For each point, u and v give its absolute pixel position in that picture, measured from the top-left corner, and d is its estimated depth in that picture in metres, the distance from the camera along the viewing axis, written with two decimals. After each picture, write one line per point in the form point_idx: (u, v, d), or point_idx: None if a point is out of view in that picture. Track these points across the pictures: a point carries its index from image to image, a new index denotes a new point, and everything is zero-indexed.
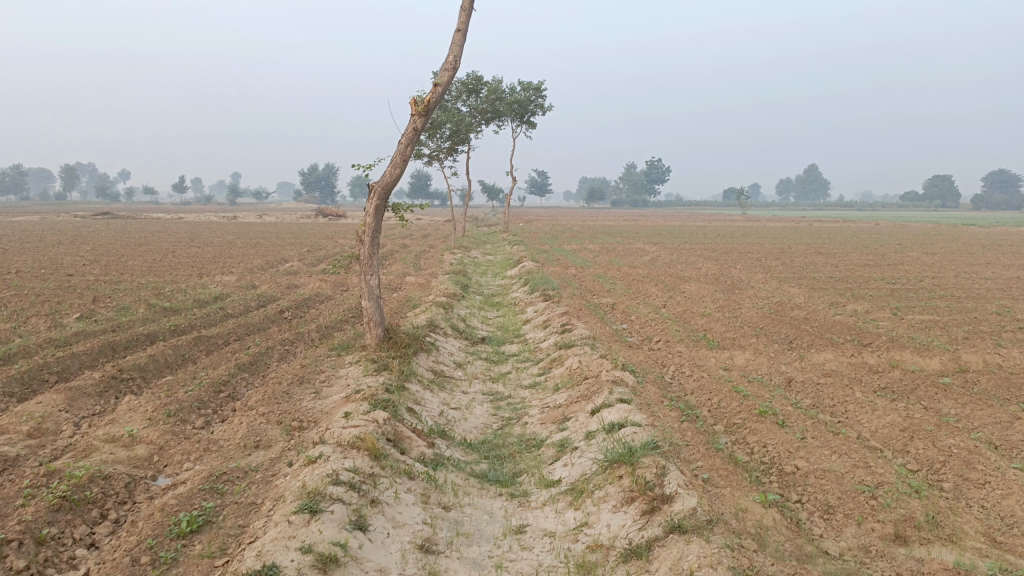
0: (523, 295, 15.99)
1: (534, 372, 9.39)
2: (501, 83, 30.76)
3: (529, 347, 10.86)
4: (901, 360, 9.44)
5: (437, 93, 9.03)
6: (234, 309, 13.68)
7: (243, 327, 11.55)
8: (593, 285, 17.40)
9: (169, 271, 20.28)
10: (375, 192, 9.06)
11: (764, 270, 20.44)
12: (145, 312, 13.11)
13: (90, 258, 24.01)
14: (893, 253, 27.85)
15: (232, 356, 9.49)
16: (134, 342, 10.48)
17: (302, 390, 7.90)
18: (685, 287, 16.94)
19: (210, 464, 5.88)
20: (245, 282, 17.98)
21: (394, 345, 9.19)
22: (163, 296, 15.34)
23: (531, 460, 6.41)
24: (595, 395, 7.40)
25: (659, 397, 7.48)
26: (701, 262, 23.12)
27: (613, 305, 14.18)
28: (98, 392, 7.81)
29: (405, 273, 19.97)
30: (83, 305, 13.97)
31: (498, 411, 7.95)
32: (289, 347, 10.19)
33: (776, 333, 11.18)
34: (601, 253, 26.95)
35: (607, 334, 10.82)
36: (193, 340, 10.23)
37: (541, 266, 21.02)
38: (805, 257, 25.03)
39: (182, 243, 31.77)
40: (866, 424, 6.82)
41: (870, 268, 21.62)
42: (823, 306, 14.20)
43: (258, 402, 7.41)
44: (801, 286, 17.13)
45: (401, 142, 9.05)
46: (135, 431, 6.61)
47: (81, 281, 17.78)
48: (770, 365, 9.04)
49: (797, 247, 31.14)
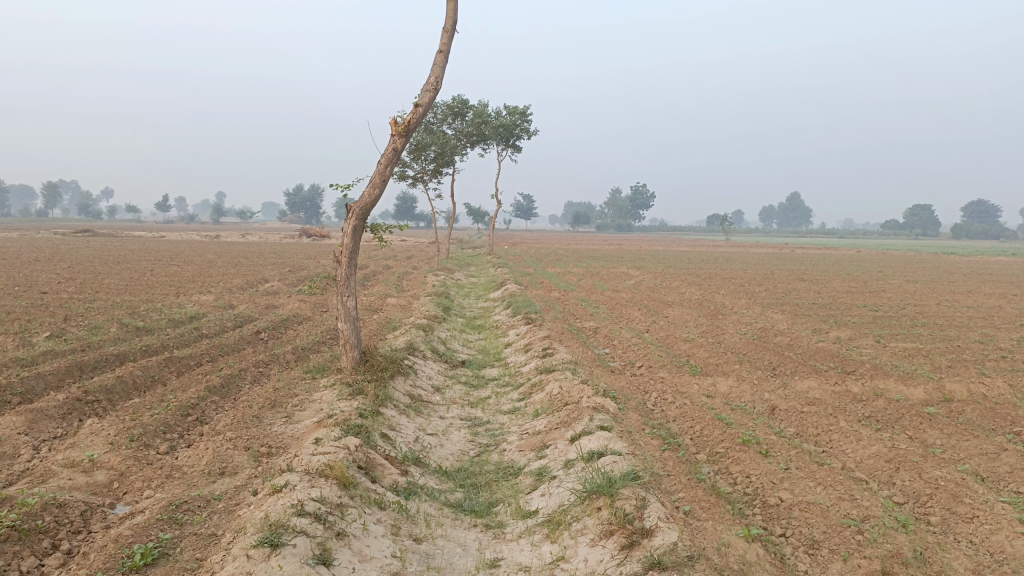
0: (505, 318, 15.81)
1: (514, 397, 9.19)
2: (486, 106, 30.80)
3: (510, 371, 10.67)
4: (885, 388, 9.33)
5: (418, 113, 8.90)
6: (210, 329, 13.41)
7: (217, 347, 11.28)
8: (576, 309, 17.26)
9: (146, 290, 19.94)
10: (354, 212, 8.89)
11: (747, 296, 20.40)
12: (117, 332, 12.81)
13: (66, 276, 23.60)
14: (876, 281, 27.93)
15: (203, 378, 9.23)
16: (104, 362, 10.19)
17: (274, 414, 7.66)
18: (668, 311, 16.84)
19: (172, 492, 5.63)
20: (223, 302, 17.70)
21: (370, 368, 8.97)
22: (138, 315, 15.03)
23: (508, 489, 6.20)
24: (575, 422, 7.22)
25: (640, 424, 7.31)
26: (685, 287, 23.07)
27: (596, 329, 14.03)
28: (61, 414, 7.52)
29: (386, 294, 19.75)
30: (54, 323, 13.65)
31: (476, 437, 7.74)
32: (263, 369, 9.95)
33: (759, 359, 11.06)
34: (585, 277, 26.86)
35: (589, 358, 10.65)
36: (165, 361, 9.96)
37: (524, 289, 20.88)
38: (789, 284, 25.05)
39: (162, 261, 31.41)
40: (851, 454, 6.67)
41: (853, 295, 21.65)
42: (806, 332, 14.12)
43: (226, 426, 7.16)
44: (784, 312, 17.08)
45: (381, 162, 8.90)
46: (96, 456, 6.35)
47: (54, 299, 17.43)
48: (753, 392, 8.90)
49: (780, 273, 31.23)
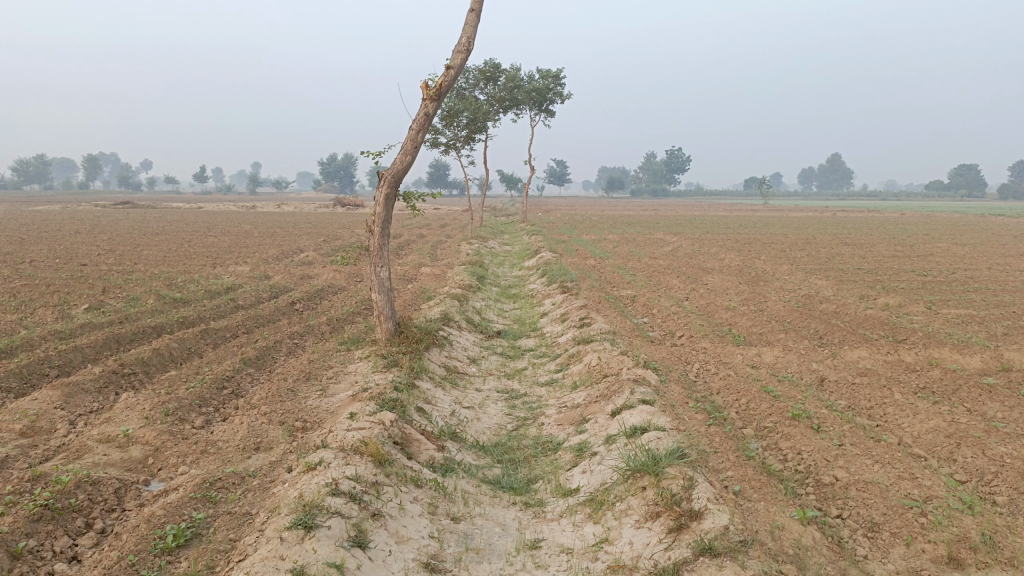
0: (540, 287, 15.56)
1: (551, 369, 8.98)
2: (519, 71, 30.25)
3: (546, 341, 10.45)
4: (940, 357, 8.93)
5: (450, 76, 8.61)
6: (245, 300, 13.39)
7: (252, 319, 11.24)
8: (613, 276, 16.94)
9: (183, 261, 20.04)
10: (385, 180, 8.68)
11: (789, 262, 19.86)
12: (154, 303, 12.84)
13: (105, 248, 23.87)
14: (923, 244, 27.05)
15: (238, 350, 9.16)
16: (141, 334, 10.20)
17: (308, 387, 7.55)
18: (708, 278, 16.44)
19: (206, 469, 5.54)
20: (258, 272, 17.72)
21: (405, 340, 8.82)
22: (174, 286, 15.09)
23: (547, 466, 6.01)
24: (615, 395, 6.98)
25: (683, 397, 7.05)
26: (723, 253, 22.57)
27: (633, 297, 13.74)
28: (97, 388, 7.50)
29: (420, 263, 19.61)
30: (93, 295, 13.74)
31: (513, 410, 7.55)
32: (298, 341, 9.86)
33: (805, 328, 10.68)
34: (621, 244, 26.45)
35: (628, 328, 10.38)
36: (200, 333, 9.92)
37: (560, 257, 20.59)
38: (831, 248, 24.37)
39: (199, 233, 31.63)
40: (908, 430, 6.34)
41: (900, 259, 20.97)
42: (852, 299, 13.66)
43: (261, 400, 7.07)
44: (828, 278, 16.56)
45: (412, 128, 8.65)
46: (131, 431, 6.29)
47: (93, 271, 17.59)
48: (800, 363, 8.56)
49: (822, 237, 30.44)
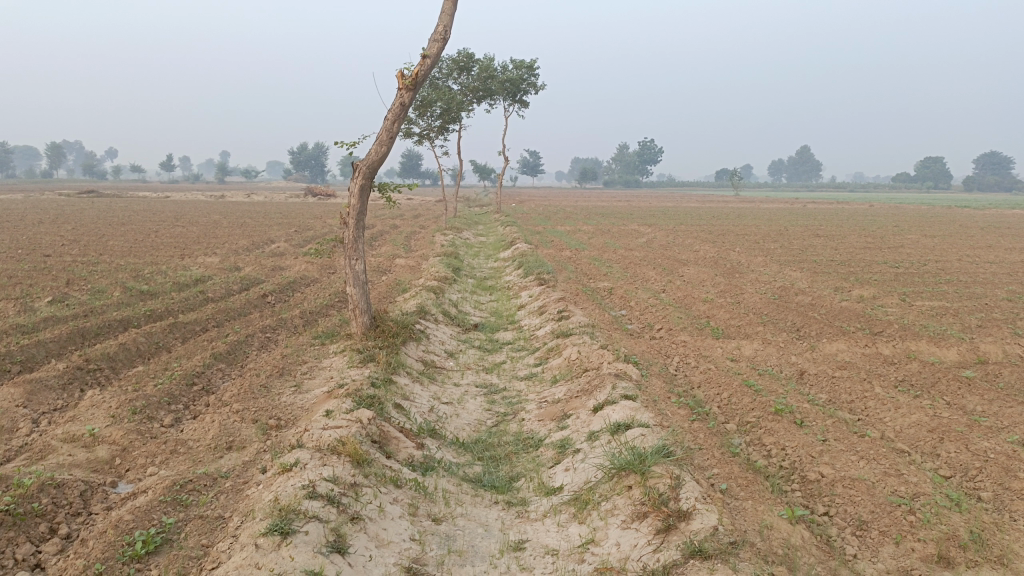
0: (516, 278, 15.43)
1: (530, 363, 8.86)
2: (493, 61, 30.01)
3: (524, 334, 10.33)
4: (917, 350, 8.96)
5: (426, 65, 8.41)
6: (215, 293, 13.08)
7: (223, 312, 10.96)
8: (589, 268, 16.86)
9: (151, 252, 19.58)
10: (360, 171, 8.47)
11: (764, 253, 19.94)
12: (120, 296, 12.49)
13: (69, 238, 23.28)
14: (893, 236, 27.38)
15: (208, 344, 8.90)
16: (107, 328, 9.89)
17: (282, 383, 7.35)
18: (684, 270, 16.43)
19: (176, 470, 5.33)
20: (229, 264, 17.36)
21: (381, 334, 8.63)
22: (142, 278, 14.71)
23: (529, 463, 5.89)
24: (597, 390, 6.88)
25: (665, 392, 6.97)
26: (698, 245, 22.61)
27: (610, 289, 13.67)
28: (61, 385, 7.22)
29: (394, 255, 19.37)
30: (56, 288, 13.33)
31: (492, 406, 7.42)
32: (270, 335, 9.63)
33: (782, 321, 10.68)
34: (596, 235, 26.43)
35: (606, 321, 10.29)
36: (169, 327, 9.64)
37: (535, 249, 20.47)
38: (804, 240, 24.54)
39: (166, 223, 31.00)
40: (890, 424, 6.33)
41: (872, 251, 21.16)
42: (827, 291, 13.72)
43: (233, 397, 6.85)
44: (803, 270, 16.63)
45: (388, 118, 8.44)
46: (97, 430, 6.06)
47: (56, 262, 17.10)
48: (781, 356, 8.53)
49: (795, 228, 30.67)
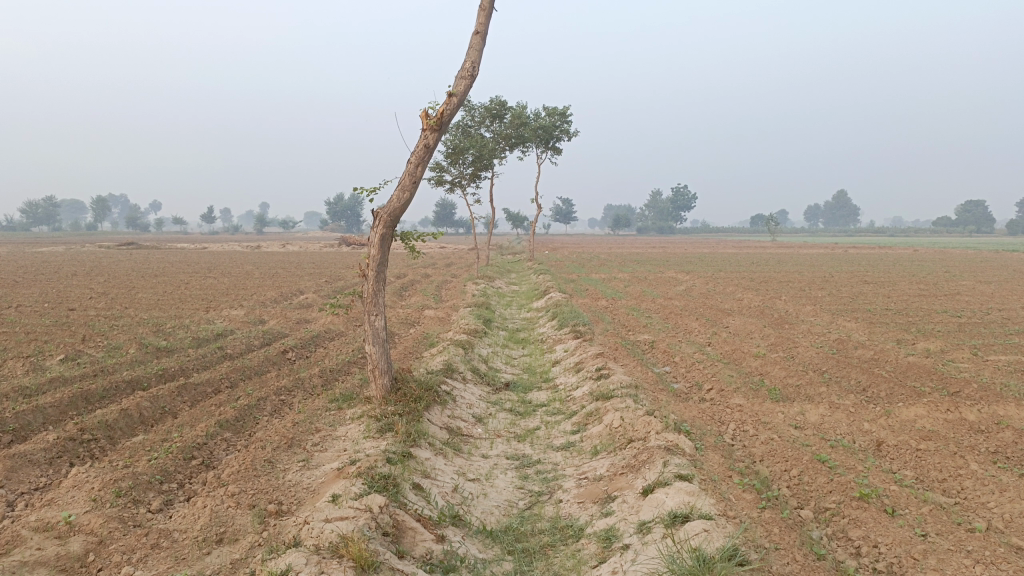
0: (551, 330, 14.60)
1: (567, 430, 7.96)
2: (525, 108, 29.67)
3: (560, 395, 9.46)
4: (1007, 414, 7.89)
5: (452, 104, 7.76)
6: (235, 348, 12.45)
7: (238, 370, 10.27)
8: (628, 319, 15.97)
9: (176, 305, 19.15)
10: (381, 219, 7.77)
11: (812, 302, 18.86)
12: (135, 353, 11.90)
13: (99, 291, 23.06)
14: (947, 282, 26.05)
15: (216, 409, 8.17)
16: (113, 390, 9.25)
17: (290, 456, 6.56)
18: (729, 321, 15.46)
19: (154, 571, 4.53)
20: (253, 317, 16.79)
21: (402, 398, 7.82)
22: (162, 334, 14.16)
23: (568, 560, 4.97)
24: (646, 468, 5.97)
25: (725, 469, 6.04)
26: (741, 292, 21.61)
27: (652, 342, 12.79)
28: (48, 459, 6.51)
29: (423, 306, 18.66)
30: (72, 344, 12.81)
31: (526, 482, 6.52)
32: (285, 397, 8.89)
33: (846, 379, 9.66)
34: (633, 283, 25.54)
35: (650, 380, 9.37)
36: (177, 389, 8.96)
37: (570, 298, 19.67)
38: (853, 287, 23.38)
39: (198, 274, 30.85)
40: (997, 511, 5.32)
41: (928, 299, 19.94)
42: (889, 344, 12.63)
43: (232, 475, 6.08)
44: (858, 320, 15.56)
45: (410, 162, 7.78)
46: (74, 517, 5.30)
47: (79, 316, 16.71)
48: (851, 424, 7.54)
49: (841, 275, 29.45)
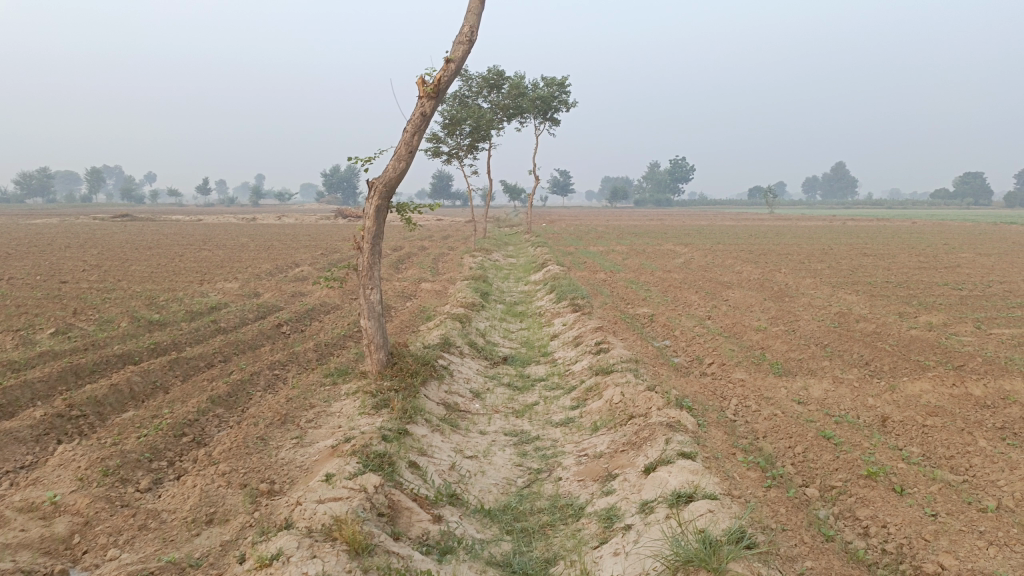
0: (549, 303, 14.44)
1: (566, 405, 7.82)
2: (523, 78, 29.25)
3: (559, 369, 9.32)
4: (1013, 389, 7.76)
5: (449, 71, 7.51)
6: (228, 322, 12.29)
7: (231, 344, 10.10)
8: (627, 292, 15.81)
9: (170, 277, 18.94)
10: (376, 190, 7.55)
11: (812, 275, 18.71)
12: (127, 326, 11.72)
13: (92, 263, 22.83)
14: (946, 254, 25.90)
15: (208, 385, 8.00)
16: (104, 365, 9.09)
17: (283, 433, 6.40)
18: (729, 294, 15.31)
19: (141, 553, 4.39)
20: (247, 290, 16.60)
21: (398, 373, 7.66)
22: (154, 307, 13.97)
23: (568, 540, 4.84)
24: (647, 446, 5.83)
25: (729, 446, 5.90)
26: (740, 265, 21.45)
27: (651, 315, 12.64)
28: (35, 436, 6.35)
29: (420, 279, 18.48)
30: (63, 317, 12.62)
31: (525, 459, 6.38)
32: (279, 372, 8.73)
33: (848, 353, 9.53)
34: (631, 255, 25.36)
35: (651, 355, 9.23)
36: (168, 364, 8.80)
37: (568, 271, 19.50)
38: (853, 260, 23.25)
39: (193, 246, 30.61)
40: (1008, 489, 5.20)
41: (928, 272, 19.80)
42: (890, 317, 12.50)
43: (224, 452, 5.92)
44: (859, 293, 15.42)
45: (407, 130, 7.55)
46: (60, 497, 5.15)
47: (72, 289, 16.51)
48: (856, 400, 7.41)
49: (841, 247, 29.28)
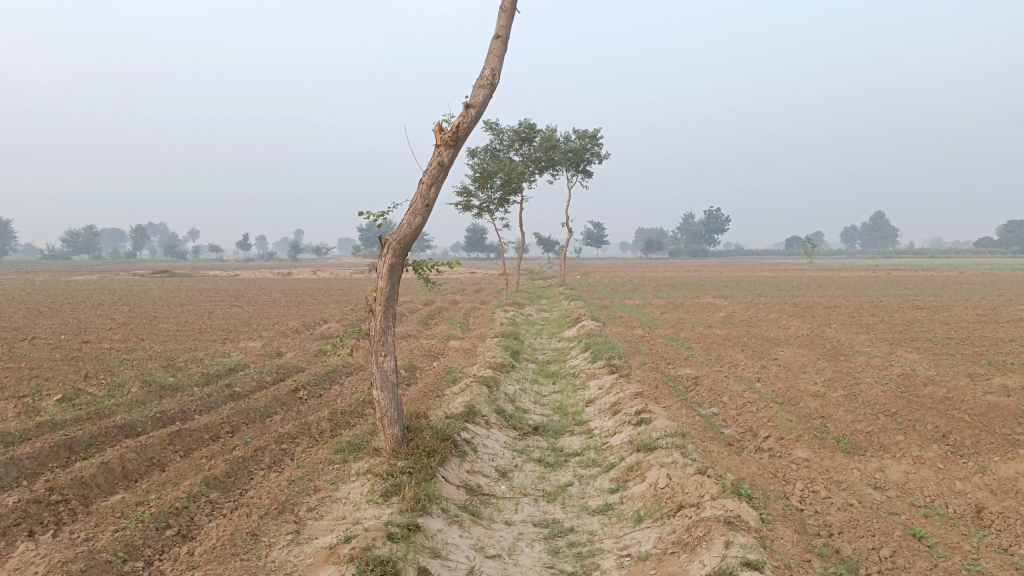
0: (584, 363, 13.55)
1: (604, 488, 6.89)
2: (555, 130, 28.85)
3: (595, 442, 8.40)
4: None
5: (469, 116, 6.86)
6: (244, 386, 11.58)
7: (242, 413, 9.35)
8: (667, 350, 14.82)
9: (193, 337, 18.41)
10: (389, 247, 6.84)
11: (865, 330, 17.58)
12: (136, 392, 11.07)
13: (118, 322, 22.48)
14: (1005, 306, 24.48)
15: (206, 463, 7.23)
16: (103, 437, 8.40)
17: (279, 526, 5.58)
18: (777, 352, 14.26)
19: None
20: (270, 349, 15.94)
21: (414, 451, 6.82)
22: (170, 370, 13.35)
23: None
24: (703, 549, 4.89)
25: (801, 551, 4.94)
26: (785, 319, 20.36)
27: (695, 377, 11.67)
28: (3, 529, 5.61)
29: (448, 336, 17.69)
30: (74, 382, 12.02)
31: (557, 558, 5.45)
32: (287, 447, 7.94)
33: (923, 425, 8.46)
34: (670, 309, 24.42)
35: (698, 427, 8.27)
36: (169, 437, 8.06)
37: (603, 326, 18.59)
38: (906, 313, 22.05)
39: (224, 302, 30.30)
40: None
41: (990, 326, 18.52)
42: (960, 380, 11.35)
43: (207, 552, 5.12)
44: (920, 351, 14.27)
45: (423, 182, 6.87)
46: None
47: (91, 350, 16.02)
48: (942, 486, 6.36)
49: (892, 299, 28.00)
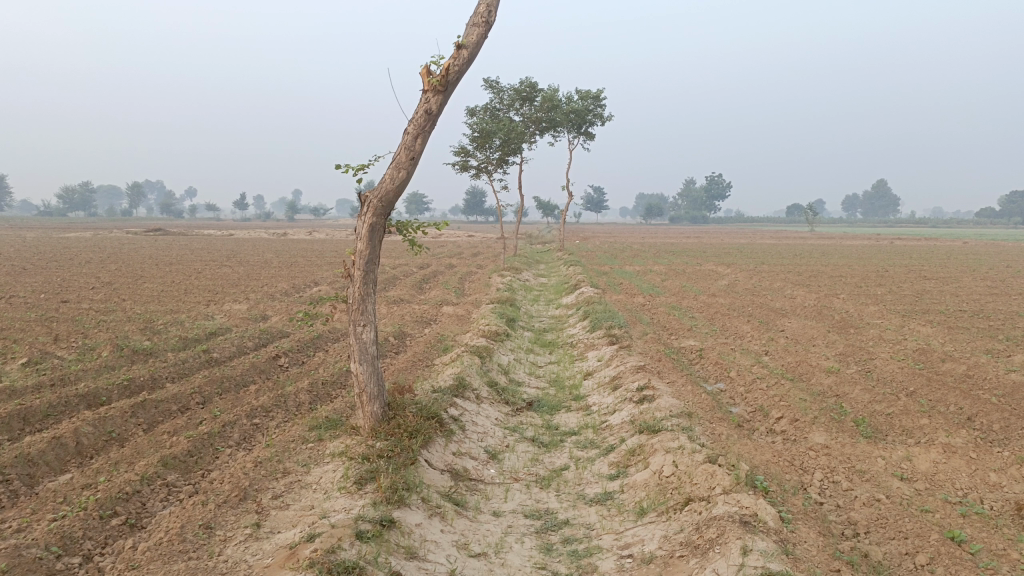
0: (582, 332, 12.93)
1: (603, 474, 6.26)
2: (557, 90, 27.90)
3: (593, 420, 7.78)
4: None
5: (461, 58, 6.10)
6: (222, 352, 10.94)
7: (215, 381, 8.72)
8: (669, 320, 14.19)
9: (177, 298, 17.72)
10: (369, 205, 6.13)
11: (874, 301, 16.94)
12: (107, 357, 10.40)
13: (103, 281, 21.75)
14: (1015, 279, 23.83)
15: (167, 439, 6.61)
16: (61, 407, 7.76)
17: (238, 518, 4.96)
18: (784, 323, 13.64)
19: None
20: (255, 313, 15.24)
21: (395, 430, 6.19)
22: (148, 333, 12.69)
23: None
24: (717, 556, 4.27)
25: (828, 558, 4.34)
26: (791, 288, 19.70)
27: (699, 350, 11.05)
28: None
29: (442, 301, 17.05)
30: (43, 345, 11.36)
31: (549, 558, 4.83)
32: (259, 422, 7.31)
33: (946, 406, 7.86)
34: (670, 276, 23.75)
35: (705, 405, 7.66)
36: (131, 409, 7.42)
37: (603, 294, 17.95)
38: (914, 284, 21.42)
39: (214, 262, 29.52)
40: None
41: (1003, 299, 17.88)
42: (980, 356, 10.74)
43: (153, 548, 4.50)
44: (933, 324, 13.64)
45: (408, 132, 6.14)
46: None
47: (68, 311, 15.32)
48: (975, 478, 5.77)
49: (899, 269, 27.28)
